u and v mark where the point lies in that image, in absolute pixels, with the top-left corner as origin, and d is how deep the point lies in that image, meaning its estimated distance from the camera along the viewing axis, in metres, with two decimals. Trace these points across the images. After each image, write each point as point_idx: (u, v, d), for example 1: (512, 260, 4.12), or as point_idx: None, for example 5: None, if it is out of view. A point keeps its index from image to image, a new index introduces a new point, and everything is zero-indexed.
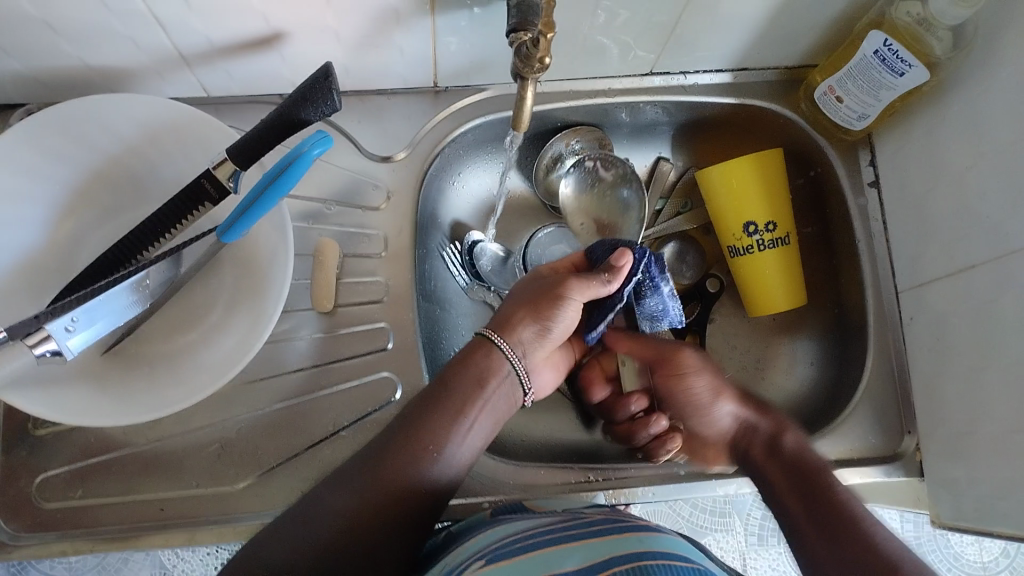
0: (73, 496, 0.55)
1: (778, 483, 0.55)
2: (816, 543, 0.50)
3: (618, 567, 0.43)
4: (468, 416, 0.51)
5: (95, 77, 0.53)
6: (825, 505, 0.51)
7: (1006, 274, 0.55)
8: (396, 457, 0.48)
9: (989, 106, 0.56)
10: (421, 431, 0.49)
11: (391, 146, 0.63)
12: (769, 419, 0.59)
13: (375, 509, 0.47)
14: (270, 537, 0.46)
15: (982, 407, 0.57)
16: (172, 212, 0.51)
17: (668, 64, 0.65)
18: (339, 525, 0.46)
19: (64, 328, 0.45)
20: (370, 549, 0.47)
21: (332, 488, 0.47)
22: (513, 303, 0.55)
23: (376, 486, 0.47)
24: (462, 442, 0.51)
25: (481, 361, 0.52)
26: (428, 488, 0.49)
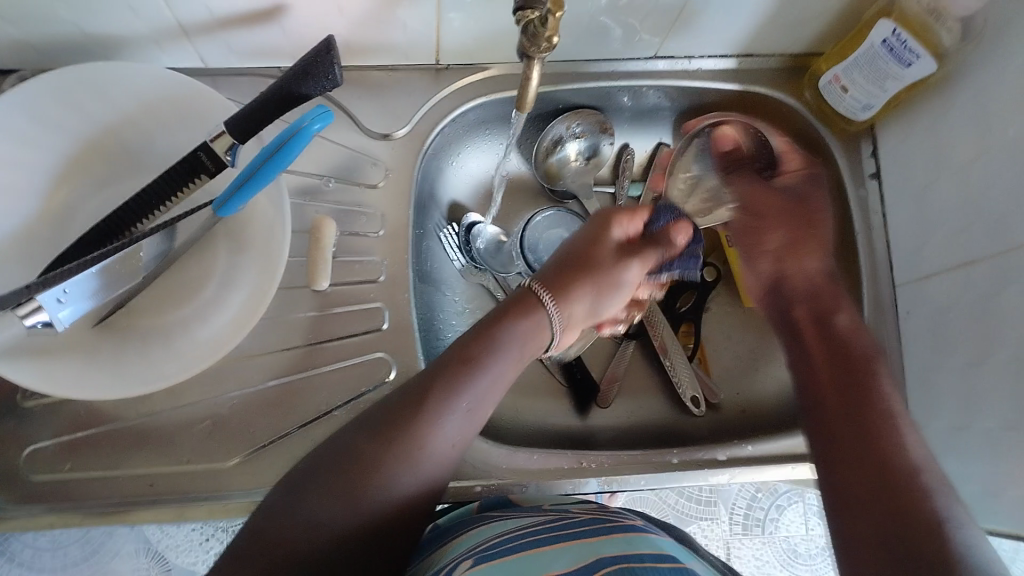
0: (61, 469, 0.54)
1: (818, 358, 0.54)
2: (844, 439, 0.48)
3: (604, 567, 0.43)
4: (472, 393, 0.48)
5: (92, 44, 0.52)
6: (862, 399, 0.49)
7: (1006, 268, 0.55)
8: (430, 412, 0.46)
9: (994, 100, 0.56)
10: (451, 386, 0.47)
11: (392, 123, 0.62)
12: (823, 288, 0.58)
13: (410, 468, 0.45)
14: (304, 489, 0.43)
15: (979, 400, 0.58)
16: (168, 182, 0.50)
17: (672, 47, 0.64)
18: (376, 487, 0.43)
19: (55, 300, 0.44)
20: (401, 512, 0.45)
21: (359, 444, 0.44)
22: (561, 269, 0.55)
23: (411, 445, 0.45)
24: (491, 398, 0.49)
25: (528, 322, 0.51)
26: (414, 481, 0.45)
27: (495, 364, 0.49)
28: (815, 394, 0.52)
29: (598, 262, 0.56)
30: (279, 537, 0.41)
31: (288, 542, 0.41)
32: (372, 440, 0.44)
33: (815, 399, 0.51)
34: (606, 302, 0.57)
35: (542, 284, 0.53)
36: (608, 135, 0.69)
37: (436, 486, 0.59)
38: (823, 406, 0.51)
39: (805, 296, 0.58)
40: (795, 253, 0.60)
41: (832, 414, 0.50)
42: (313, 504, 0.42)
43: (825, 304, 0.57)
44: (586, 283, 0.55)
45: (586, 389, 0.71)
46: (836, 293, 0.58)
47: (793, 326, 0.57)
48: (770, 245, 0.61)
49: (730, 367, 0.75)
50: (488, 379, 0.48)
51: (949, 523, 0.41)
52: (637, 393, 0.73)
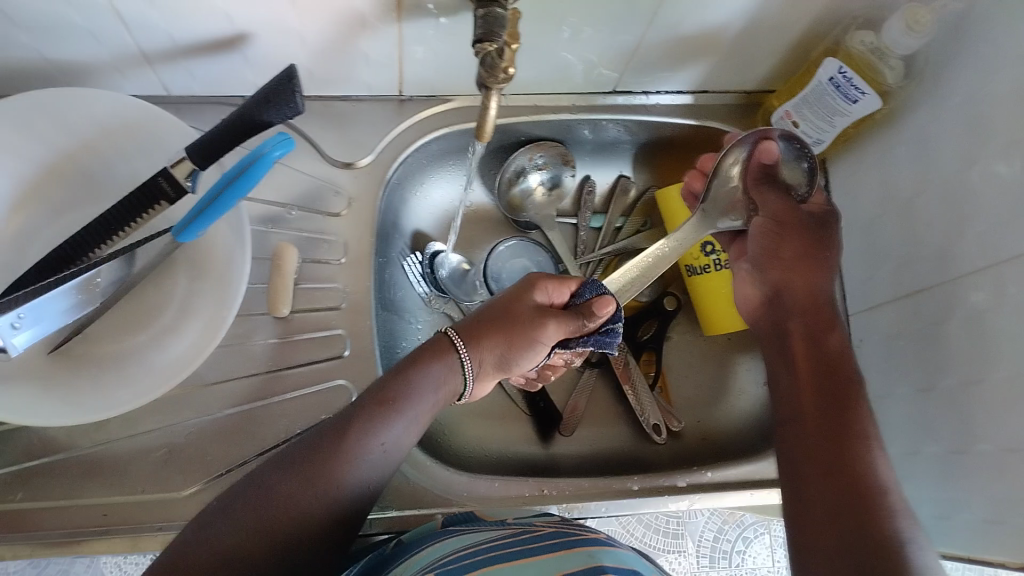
0: (12, 499, 0.53)
1: (803, 376, 0.53)
2: (807, 430, 0.50)
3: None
4: (382, 437, 0.48)
5: (54, 72, 0.52)
6: (840, 411, 0.50)
7: (952, 297, 0.56)
8: (340, 451, 0.46)
9: (936, 135, 0.58)
10: (365, 430, 0.47)
11: (354, 152, 0.63)
12: (805, 301, 0.55)
13: (314, 510, 0.45)
14: (215, 520, 0.42)
15: (928, 426, 0.59)
16: (127, 209, 0.50)
17: (630, 83, 0.66)
18: (283, 521, 0.44)
19: (9, 325, 0.44)
20: (312, 543, 0.45)
21: (275, 477, 0.45)
22: (476, 321, 0.55)
23: (324, 480, 0.45)
24: (402, 441, 0.49)
25: (441, 366, 0.52)
26: (323, 517, 0.45)
27: (404, 414, 0.49)
28: (793, 401, 0.52)
29: (515, 318, 0.54)
30: (197, 559, 0.41)
31: (204, 565, 0.41)
32: (287, 473, 0.45)
33: (792, 402, 0.52)
34: (520, 357, 0.55)
35: (461, 337, 0.53)
36: (570, 167, 0.71)
37: (395, 513, 0.59)
38: (800, 413, 0.51)
39: (803, 313, 0.55)
40: (775, 265, 0.56)
41: (807, 424, 0.50)
42: (227, 530, 0.42)
43: (817, 323, 0.55)
44: (493, 338, 0.54)
45: (549, 416, 0.71)
46: (818, 313, 0.55)
47: (786, 340, 0.55)
48: (783, 259, 0.56)
49: (691, 396, 0.75)
50: (400, 425, 0.49)
51: (906, 543, 0.42)
52: (599, 422, 0.73)
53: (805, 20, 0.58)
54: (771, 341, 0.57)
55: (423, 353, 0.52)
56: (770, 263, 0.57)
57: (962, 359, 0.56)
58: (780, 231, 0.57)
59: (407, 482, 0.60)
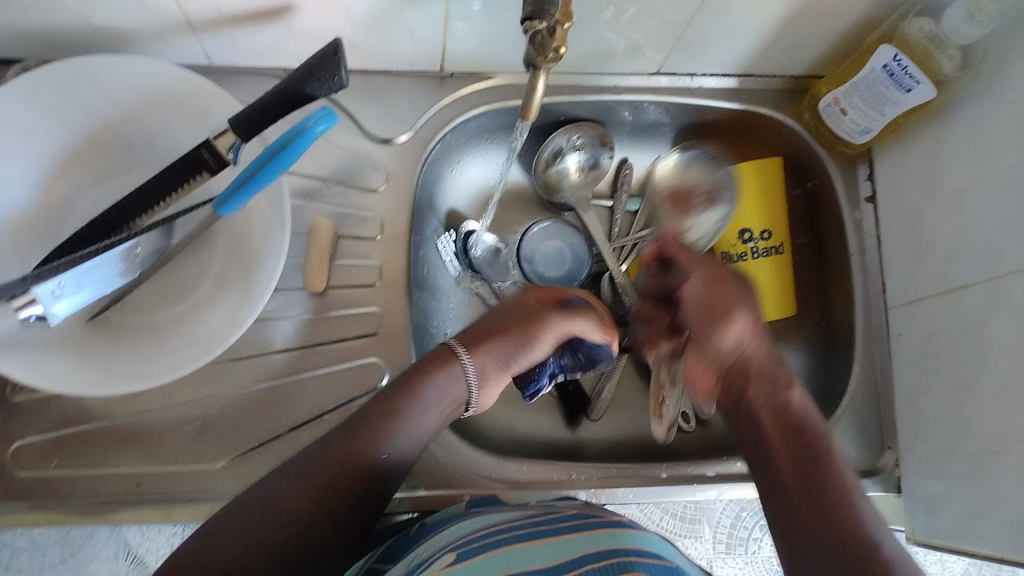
0: (47, 465, 0.54)
1: (771, 441, 0.49)
2: (793, 502, 0.46)
3: (589, 564, 0.43)
4: (383, 450, 0.48)
5: (96, 37, 0.52)
6: (816, 469, 0.46)
7: (999, 293, 0.55)
8: (347, 451, 0.47)
9: (991, 129, 0.57)
10: (368, 438, 0.48)
11: (393, 129, 0.62)
12: (760, 370, 0.51)
13: (318, 519, 0.46)
14: (232, 517, 0.44)
15: (969, 425, 0.58)
16: (168, 179, 0.50)
17: (675, 65, 0.64)
18: (289, 524, 0.45)
19: (49, 293, 0.44)
20: (329, 534, 0.46)
21: (289, 474, 0.46)
22: (484, 326, 0.57)
23: (328, 478, 0.46)
24: (413, 440, 0.50)
25: (448, 375, 0.53)
26: (335, 522, 0.46)
27: (411, 413, 0.50)
28: (769, 473, 0.48)
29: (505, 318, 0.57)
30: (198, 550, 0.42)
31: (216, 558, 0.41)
32: (301, 469, 0.46)
33: (771, 473, 0.48)
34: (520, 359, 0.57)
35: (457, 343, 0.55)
36: (608, 149, 0.70)
37: (424, 493, 0.59)
38: (778, 490, 0.47)
39: (759, 381, 0.51)
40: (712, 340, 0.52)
41: (790, 494, 0.46)
42: (233, 537, 0.43)
43: (771, 381, 0.51)
44: (495, 343, 0.55)
45: (577, 399, 0.71)
46: (760, 371, 0.51)
47: (739, 407, 0.52)
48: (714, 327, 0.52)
49: None
50: (409, 424, 0.50)
51: None
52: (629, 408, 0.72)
53: (860, 5, 0.56)
54: (739, 426, 0.52)
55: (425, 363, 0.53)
56: (720, 323, 0.52)
57: (1005, 358, 0.55)
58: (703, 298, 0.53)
59: (437, 461, 0.60)
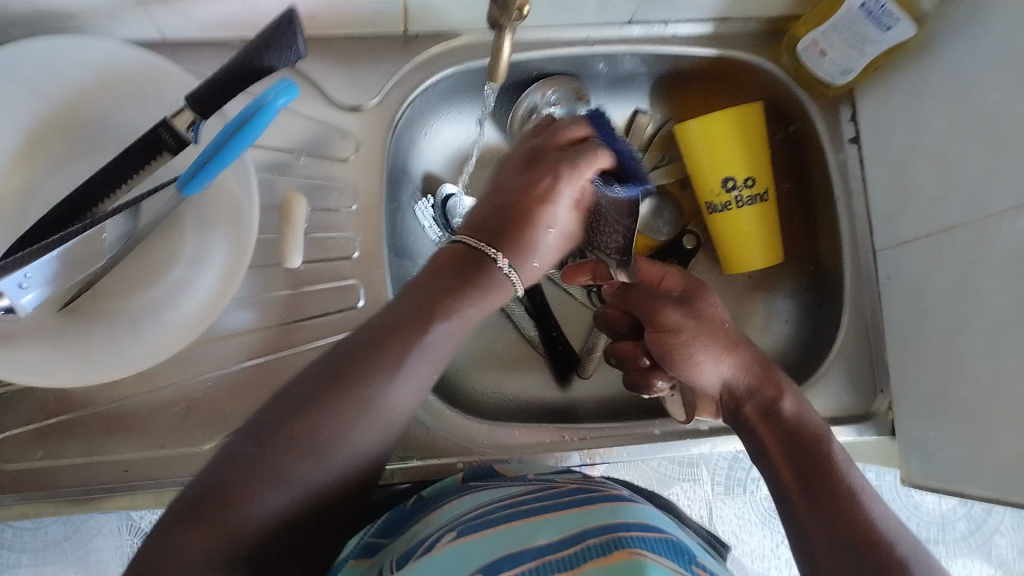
0: (33, 457, 0.54)
1: (778, 457, 0.51)
2: (804, 511, 0.48)
3: (591, 537, 0.42)
4: (408, 367, 0.46)
5: (42, 17, 0.50)
6: (824, 479, 0.49)
7: (988, 234, 0.54)
8: (368, 376, 0.45)
9: (976, 64, 0.55)
10: (389, 368, 0.45)
11: (361, 95, 0.60)
12: (761, 379, 0.54)
13: (334, 458, 0.43)
14: (241, 457, 0.41)
15: (959, 367, 0.57)
16: (127, 162, 0.48)
17: (648, 13, 0.62)
18: (298, 469, 0.42)
19: (16, 285, 0.43)
20: (339, 482, 0.44)
21: (311, 405, 0.43)
22: (499, 201, 0.53)
23: (351, 413, 0.44)
24: (446, 352, 0.49)
25: (478, 292, 0.50)
26: (339, 466, 0.44)
27: (447, 329, 0.48)
28: (777, 484, 0.51)
29: (534, 204, 0.52)
30: (232, 497, 0.40)
31: (253, 504, 0.40)
32: (327, 400, 0.44)
33: (779, 487, 0.51)
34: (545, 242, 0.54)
35: (493, 247, 0.51)
36: (585, 103, 0.68)
37: (416, 463, 0.59)
38: (787, 500, 0.50)
39: (744, 393, 0.54)
40: (676, 369, 0.56)
41: (797, 505, 0.49)
42: (236, 478, 0.41)
43: (763, 396, 0.54)
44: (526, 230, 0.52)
45: (567, 359, 0.70)
46: (753, 384, 0.54)
47: (745, 424, 0.54)
48: (672, 347, 0.55)
49: None
50: (442, 338, 0.48)
51: None
52: (618, 365, 0.72)
53: None
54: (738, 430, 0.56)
55: (457, 266, 0.50)
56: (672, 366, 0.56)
57: (996, 300, 0.54)
58: (670, 347, 0.55)
59: (425, 430, 0.59)
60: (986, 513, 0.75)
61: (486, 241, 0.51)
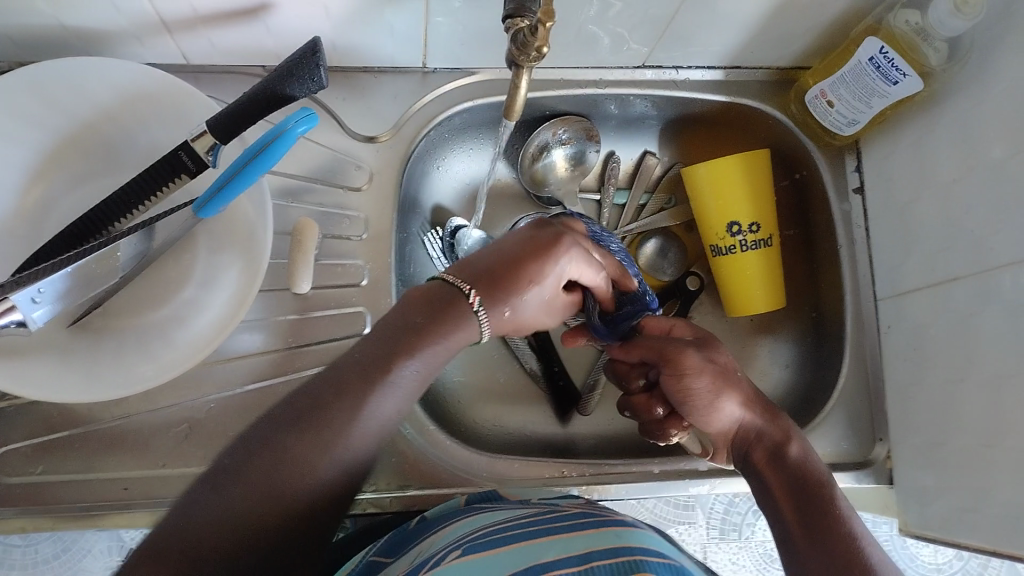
0: (33, 472, 0.54)
1: (782, 499, 0.50)
2: (805, 549, 0.47)
3: (596, 559, 0.42)
4: (372, 404, 0.43)
5: (71, 38, 0.51)
6: (830, 522, 0.47)
7: (990, 286, 0.55)
8: (341, 411, 0.42)
9: (982, 118, 0.56)
10: (356, 403, 0.42)
11: (376, 126, 0.61)
12: (772, 426, 0.54)
13: (296, 500, 0.40)
14: (199, 502, 0.37)
15: (960, 416, 0.57)
16: (147, 182, 0.49)
17: (660, 57, 0.64)
18: (261, 512, 0.38)
19: (29, 300, 0.44)
20: (302, 530, 0.40)
21: (275, 443, 0.40)
22: (489, 255, 0.51)
23: (316, 448, 0.41)
24: (411, 392, 0.46)
25: (454, 331, 0.47)
26: (304, 510, 0.40)
27: (415, 366, 0.46)
28: (779, 527, 0.50)
29: (528, 257, 0.51)
30: (191, 542, 0.36)
31: (211, 547, 0.36)
32: (290, 436, 0.40)
33: (781, 530, 0.50)
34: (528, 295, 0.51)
35: (468, 284, 0.49)
36: (594, 142, 0.69)
37: (415, 492, 0.59)
38: (792, 545, 0.48)
39: (753, 439, 0.54)
40: (687, 408, 0.55)
41: (801, 544, 0.48)
42: (201, 522, 0.37)
43: (771, 441, 0.53)
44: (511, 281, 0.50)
45: (567, 395, 0.70)
46: (760, 431, 0.54)
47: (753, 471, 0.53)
48: (690, 389, 0.53)
49: None
50: (408, 378, 0.45)
51: None
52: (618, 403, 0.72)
53: None
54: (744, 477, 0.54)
55: (427, 302, 0.48)
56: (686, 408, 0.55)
57: (998, 352, 0.54)
58: (689, 391, 0.54)
59: (426, 458, 0.60)
60: (982, 567, 0.74)
61: (466, 279, 0.49)
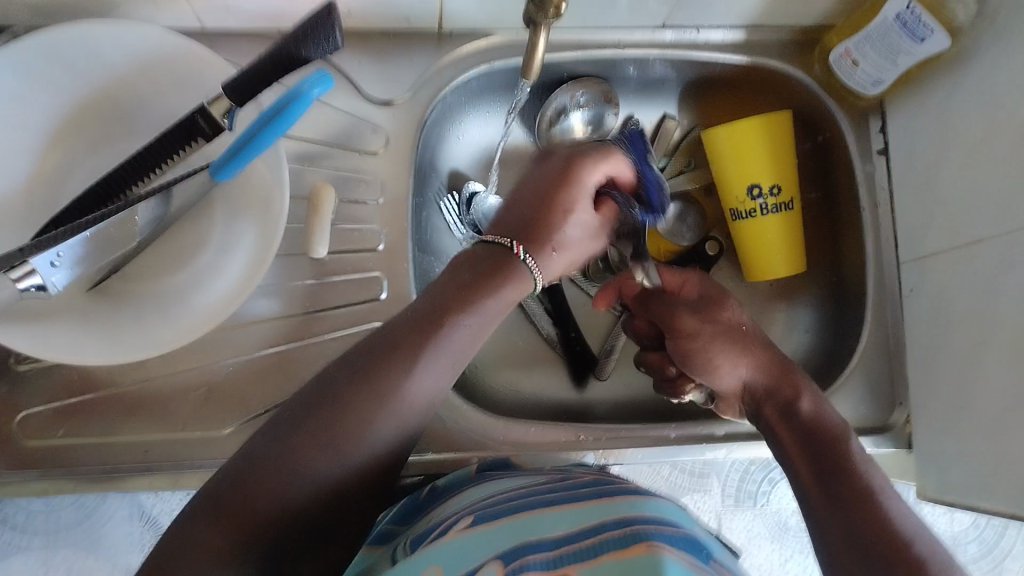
0: (55, 434, 0.54)
1: (795, 455, 0.51)
2: (823, 511, 0.48)
3: (607, 530, 0.42)
4: (423, 360, 0.46)
5: (86, 2, 0.51)
6: (845, 479, 0.48)
7: (1017, 247, 0.54)
8: (395, 368, 0.45)
9: (1011, 76, 0.55)
10: (411, 358, 0.45)
11: (393, 90, 0.61)
12: (782, 380, 0.54)
13: (355, 446, 0.43)
14: (276, 444, 0.42)
15: (982, 380, 0.57)
16: (162, 147, 0.49)
17: (681, 18, 0.63)
18: (318, 460, 0.42)
19: (48, 263, 0.44)
20: (354, 483, 0.44)
21: (331, 403, 0.43)
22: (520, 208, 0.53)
23: (371, 412, 0.44)
24: (466, 348, 0.48)
25: (509, 283, 0.50)
26: (363, 459, 0.44)
27: (470, 323, 0.48)
28: (797, 486, 0.51)
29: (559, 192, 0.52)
30: (253, 490, 0.40)
31: (268, 493, 0.40)
32: (341, 397, 0.44)
33: (797, 487, 0.51)
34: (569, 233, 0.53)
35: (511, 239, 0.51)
36: (613, 106, 0.69)
37: (432, 456, 0.59)
38: (810, 504, 0.49)
39: (762, 395, 0.54)
40: (694, 369, 0.57)
41: (817, 503, 0.48)
42: (272, 465, 0.41)
43: (782, 396, 0.54)
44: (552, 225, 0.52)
45: (583, 360, 0.70)
46: (773, 388, 0.54)
47: (767, 427, 0.54)
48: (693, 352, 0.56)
49: None
50: (460, 334, 0.48)
51: None
52: (636, 367, 0.72)
53: None
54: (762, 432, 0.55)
55: (474, 263, 0.50)
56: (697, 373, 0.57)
57: (1022, 316, 0.53)
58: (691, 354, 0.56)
59: (442, 423, 0.60)
60: (1000, 534, 0.74)
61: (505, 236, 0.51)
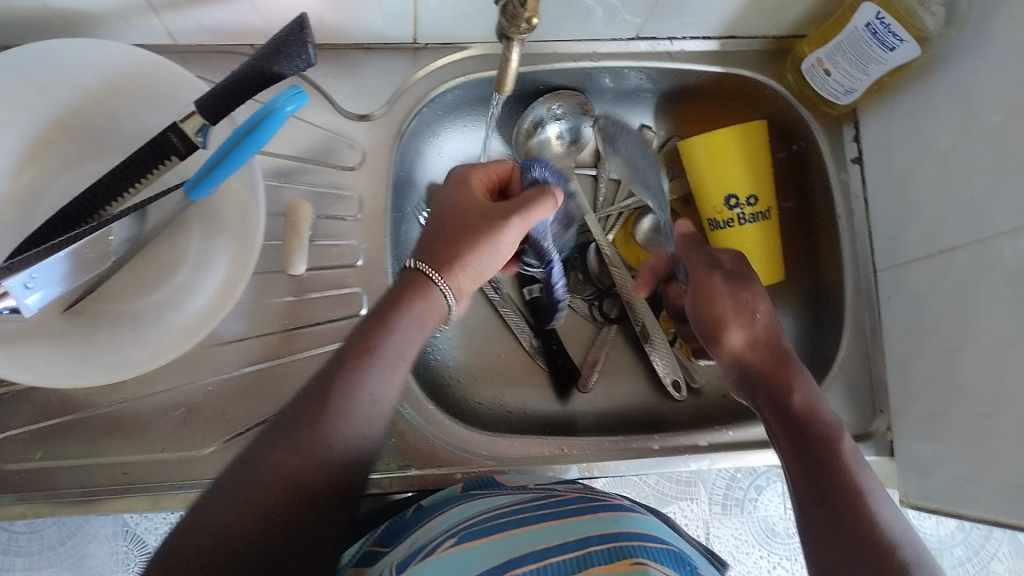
0: (31, 458, 0.53)
1: (783, 445, 0.51)
2: (807, 500, 0.47)
3: (592, 545, 0.42)
4: (362, 382, 0.45)
5: (57, 21, 0.50)
6: (830, 473, 0.48)
7: (991, 252, 0.54)
8: (332, 398, 0.43)
9: (980, 83, 0.55)
10: (347, 379, 0.44)
11: (369, 104, 0.61)
12: (777, 370, 0.54)
13: (302, 479, 0.41)
14: (211, 501, 0.39)
15: (960, 385, 0.57)
16: (136, 165, 0.49)
17: (654, 29, 0.63)
18: (265, 499, 0.40)
19: (21, 285, 0.43)
20: (315, 522, 0.42)
21: (264, 448, 0.42)
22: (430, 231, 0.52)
23: (314, 443, 0.42)
24: (407, 364, 0.47)
25: (424, 300, 0.49)
26: (318, 494, 0.42)
27: (397, 340, 0.47)
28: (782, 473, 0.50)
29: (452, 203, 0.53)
30: (195, 553, 0.37)
31: (209, 550, 0.37)
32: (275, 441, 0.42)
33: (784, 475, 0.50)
34: (469, 220, 0.51)
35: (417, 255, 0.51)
36: (590, 117, 0.69)
37: (415, 472, 0.58)
38: (794, 494, 0.49)
39: (758, 381, 0.54)
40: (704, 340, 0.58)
41: (799, 493, 0.48)
42: (217, 517, 0.39)
43: (775, 386, 0.53)
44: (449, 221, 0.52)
45: (566, 371, 0.69)
46: (770, 375, 0.54)
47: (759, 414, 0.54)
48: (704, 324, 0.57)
49: None
50: (393, 352, 0.47)
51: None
52: (619, 377, 0.72)
53: None
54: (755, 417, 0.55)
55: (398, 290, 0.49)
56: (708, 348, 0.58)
57: (997, 320, 0.54)
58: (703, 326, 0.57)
59: (422, 436, 0.59)
60: (985, 537, 0.74)
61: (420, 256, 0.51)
